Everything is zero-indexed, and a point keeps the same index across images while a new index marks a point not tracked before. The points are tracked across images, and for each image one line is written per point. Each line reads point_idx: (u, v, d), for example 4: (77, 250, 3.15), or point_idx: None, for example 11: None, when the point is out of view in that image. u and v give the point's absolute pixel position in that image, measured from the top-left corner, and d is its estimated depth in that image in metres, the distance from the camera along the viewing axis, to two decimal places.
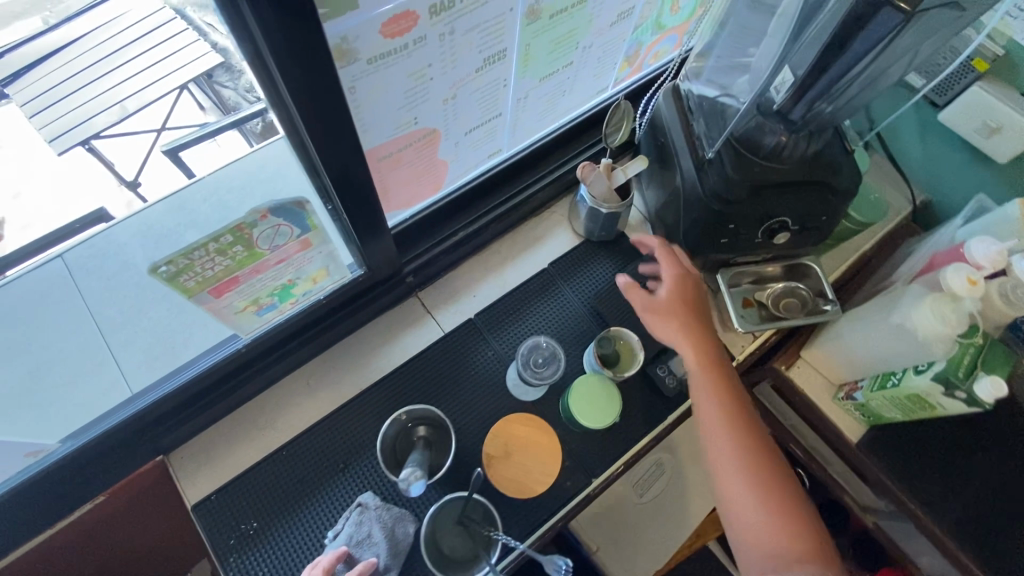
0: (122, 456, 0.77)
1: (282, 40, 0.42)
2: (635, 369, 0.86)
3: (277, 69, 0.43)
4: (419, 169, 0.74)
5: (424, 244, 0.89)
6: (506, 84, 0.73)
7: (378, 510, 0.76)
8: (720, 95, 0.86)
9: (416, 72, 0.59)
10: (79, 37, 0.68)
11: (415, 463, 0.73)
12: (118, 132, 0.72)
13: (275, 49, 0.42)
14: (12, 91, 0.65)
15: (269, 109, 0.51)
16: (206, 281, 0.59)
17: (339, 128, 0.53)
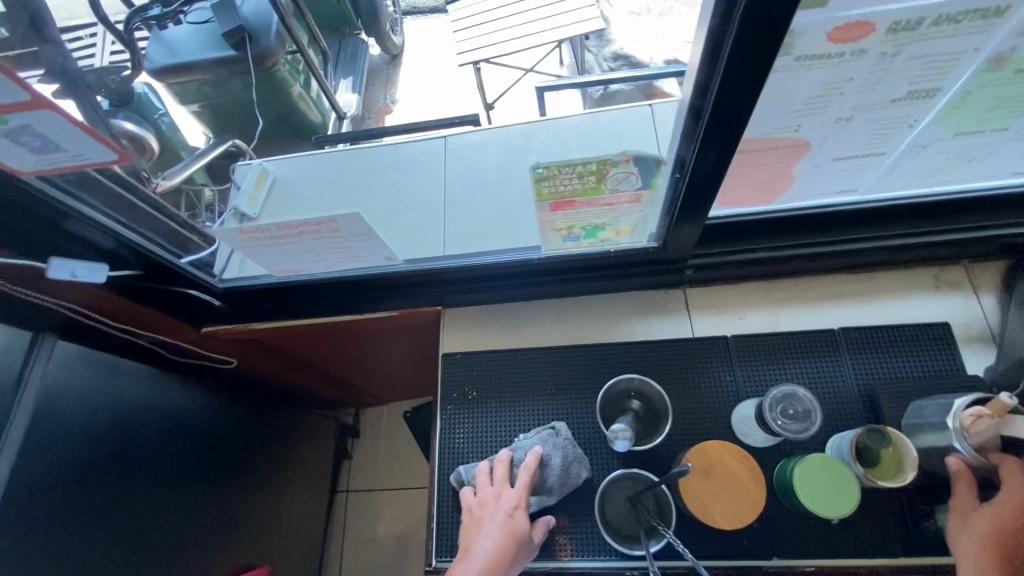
0: (421, 292, 1.00)
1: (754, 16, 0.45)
2: (897, 484, 0.71)
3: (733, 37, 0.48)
4: (766, 176, 0.74)
5: (721, 248, 0.89)
6: (912, 126, 0.66)
7: (564, 441, 0.83)
8: None
9: (832, 84, 0.58)
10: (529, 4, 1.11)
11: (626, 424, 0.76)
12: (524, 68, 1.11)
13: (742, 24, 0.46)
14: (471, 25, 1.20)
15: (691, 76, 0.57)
16: (556, 194, 0.70)
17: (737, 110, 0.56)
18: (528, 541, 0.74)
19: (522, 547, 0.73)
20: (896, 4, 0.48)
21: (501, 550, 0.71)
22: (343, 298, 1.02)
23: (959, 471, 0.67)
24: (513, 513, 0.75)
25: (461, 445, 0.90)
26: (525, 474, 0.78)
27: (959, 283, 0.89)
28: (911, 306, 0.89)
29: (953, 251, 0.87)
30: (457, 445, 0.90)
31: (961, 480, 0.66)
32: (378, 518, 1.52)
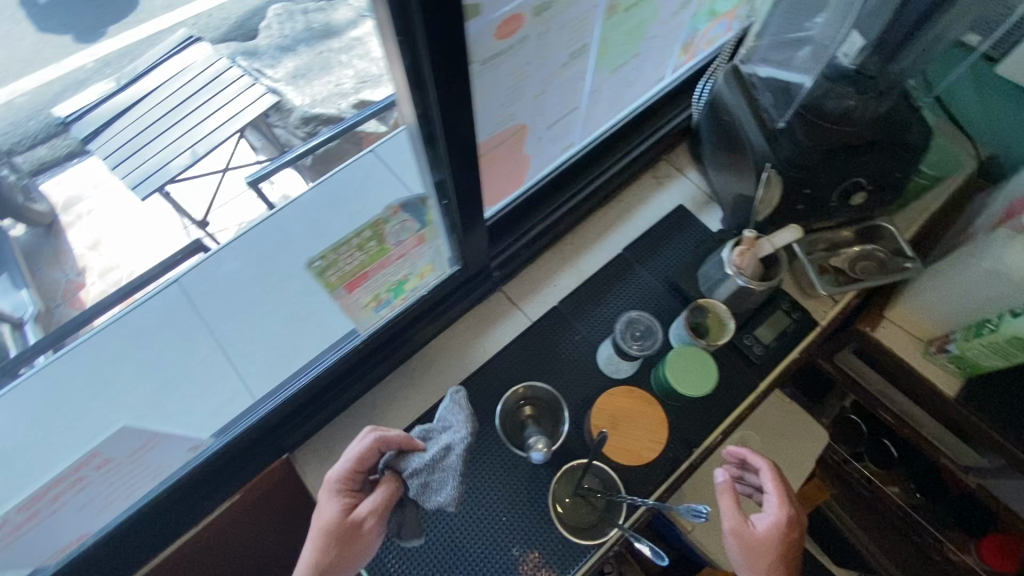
0: (255, 454, 0.83)
1: (439, 42, 0.48)
2: (729, 336, 0.87)
3: (426, 63, 0.49)
4: (510, 164, 0.81)
5: (509, 239, 0.95)
6: (585, 78, 0.78)
7: (437, 459, 0.65)
8: (782, 69, 0.89)
9: (519, 70, 0.65)
10: (154, 99, 1.02)
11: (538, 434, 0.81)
12: (187, 173, 1.04)
13: (433, 53, 0.48)
14: (101, 149, 0.99)
15: (407, 113, 0.57)
16: (345, 275, 0.65)
17: (463, 121, 0.59)
18: (356, 536, 0.64)
19: (348, 548, 0.63)
20: None
21: (311, 544, 0.63)
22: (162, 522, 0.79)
23: (725, 485, 0.75)
24: (329, 502, 0.66)
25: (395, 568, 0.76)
26: (358, 459, 0.66)
27: (671, 173, 1.11)
28: (655, 205, 1.08)
29: (655, 153, 1.08)
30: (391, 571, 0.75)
31: (728, 496, 0.74)
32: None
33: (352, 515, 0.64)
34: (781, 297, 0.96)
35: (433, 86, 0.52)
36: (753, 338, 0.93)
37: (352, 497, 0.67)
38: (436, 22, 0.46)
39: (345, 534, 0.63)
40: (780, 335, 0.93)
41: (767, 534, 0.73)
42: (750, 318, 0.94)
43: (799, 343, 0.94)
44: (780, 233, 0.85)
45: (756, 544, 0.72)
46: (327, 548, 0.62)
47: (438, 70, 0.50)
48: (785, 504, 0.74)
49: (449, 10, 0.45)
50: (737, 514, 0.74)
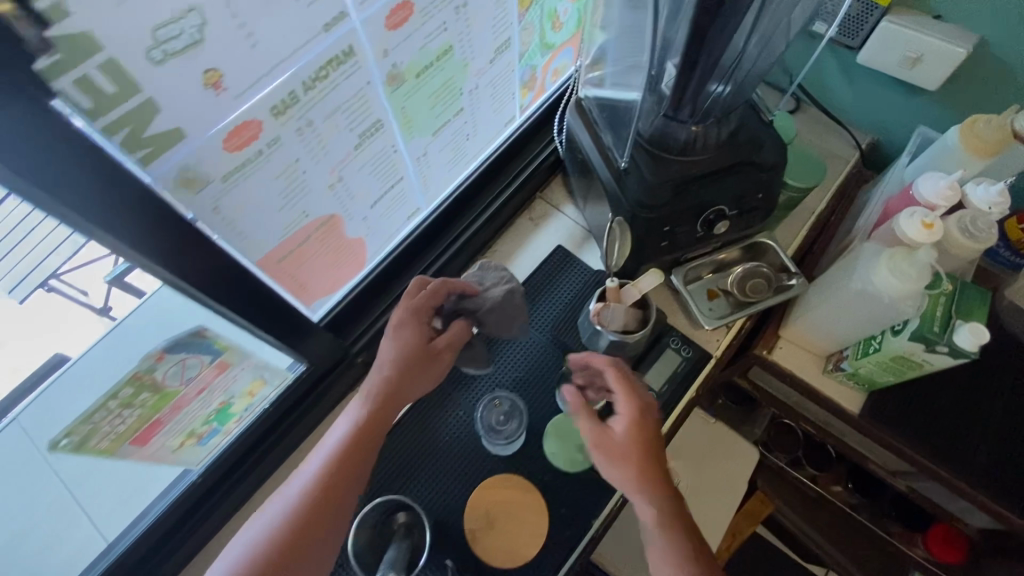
0: None
1: (92, 196, 0.39)
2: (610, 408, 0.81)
3: (84, 215, 0.40)
4: (332, 252, 0.73)
5: (367, 319, 0.86)
6: (396, 150, 0.70)
7: (498, 281, 0.82)
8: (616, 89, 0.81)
9: (286, 171, 0.57)
10: None
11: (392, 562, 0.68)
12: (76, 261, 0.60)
13: (92, 210, 0.40)
14: None
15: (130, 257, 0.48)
16: (123, 436, 0.58)
17: (203, 251, 0.50)
18: (419, 327, 0.70)
19: (427, 351, 0.70)
20: (251, 100, 0.48)
21: (331, 442, 0.62)
22: None
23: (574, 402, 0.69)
24: (367, 393, 0.65)
25: None
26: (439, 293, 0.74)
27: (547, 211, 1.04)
28: (533, 249, 1.01)
29: (526, 193, 1.01)
30: None
31: (580, 410, 0.68)
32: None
33: (422, 318, 0.71)
34: (669, 334, 0.91)
35: (124, 238, 0.43)
36: (644, 385, 0.87)
37: (425, 311, 0.72)
38: (76, 175, 0.38)
39: (404, 390, 0.66)
40: (670, 377, 0.88)
41: (629, 433, 0.65)
42: (638, 363, 0.89)
43: (694, 381, 0.88)
44: (644, 279, 0.79)
45: (626, 449, 0.64)
46: (364, 416, 0.63)
47: (115, 221, 0.42)
48: (633, 397, 0.67)
49: (79, 161, 0.38)
50: (594, 425, 0.67)
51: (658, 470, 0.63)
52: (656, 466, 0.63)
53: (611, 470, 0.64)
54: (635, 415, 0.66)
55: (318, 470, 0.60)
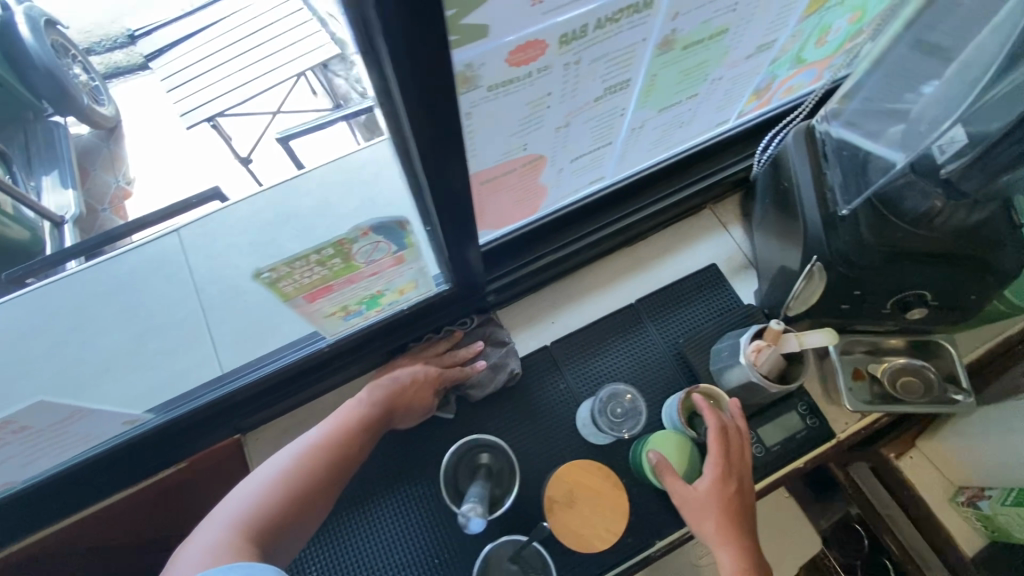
0: (205, 428, 0.82)
1: (415, 77, 0.42)
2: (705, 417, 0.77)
3: (390, 69, 0.39)
4: (521, 192, 0.72)
5: (513, 264, 0.86)
6: (623, 114, 0.68)
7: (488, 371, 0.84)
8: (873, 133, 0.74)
9: (535, 101, 0.56)
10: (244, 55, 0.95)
11: (476, 497, 0.68)
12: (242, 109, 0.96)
13: (406, 87, 0.42)
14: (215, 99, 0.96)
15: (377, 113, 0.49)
16: (304, 287, 0.59)
17: (451, 160, 0.53)
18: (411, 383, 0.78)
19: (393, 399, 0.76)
20: (554, 18, 0.47)
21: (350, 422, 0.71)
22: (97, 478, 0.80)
23: (663, 463, 0.69)
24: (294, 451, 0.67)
25: None
26: (445, 375, 0.81)
27: (498, 346, 0.87)
28: (687, 257, 0.97)
29: (700, 200, 0.97)
30: None
31: (667, 470, 0.69)
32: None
33: (418, 377, 0.79)
34: (800, 396, 0.85)
35: (413, 122, 0.46)
36: (755, 436, 0.82)
37: (427, 358, 0.84)
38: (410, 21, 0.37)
39: (369, 432, 0.72)
40: (787, 438, 0.83)
41: (738, 479, 0.67)
42: (759, 412, 0.83)
43: (803, 453, 0.83)
44: (811, 333, 0.72)
45: (730, 510, 0.65)
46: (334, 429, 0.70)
47: (417, 109, 0.44)
48: (737, 462, 0.69)
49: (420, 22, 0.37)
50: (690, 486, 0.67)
51: (749, 524, 0.65)
52: (746, 524, 0.65)
53: (702, 520, 0.65)
54: (739, 473, 0.68)
55: (254, 498, 0.62)
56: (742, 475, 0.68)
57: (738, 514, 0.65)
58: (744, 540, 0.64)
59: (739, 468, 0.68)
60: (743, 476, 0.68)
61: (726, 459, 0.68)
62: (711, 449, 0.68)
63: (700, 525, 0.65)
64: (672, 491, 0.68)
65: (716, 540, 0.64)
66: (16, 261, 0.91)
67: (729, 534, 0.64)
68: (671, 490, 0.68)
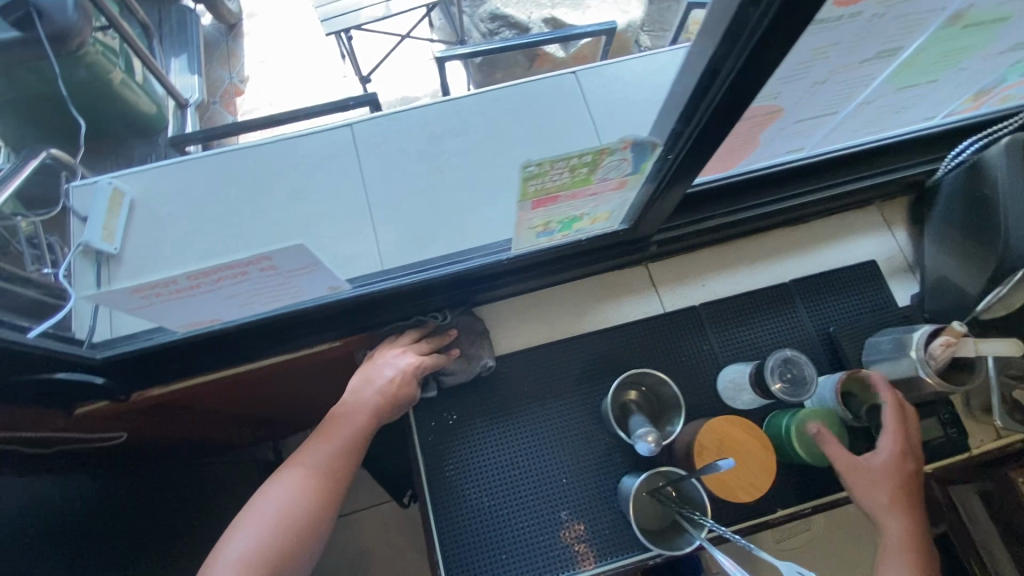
0: (368, 313, 0.87)
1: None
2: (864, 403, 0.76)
3: None
4: (739, 146, 0.72)
5: (685, 219, 0.87)
6: (869, 84, 0.67)
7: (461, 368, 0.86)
8: None
9: (822, 49, 0.56)
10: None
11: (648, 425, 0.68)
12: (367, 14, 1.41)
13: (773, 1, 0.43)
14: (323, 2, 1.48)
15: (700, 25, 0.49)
16: (543, 190, 0.61)
17: (738, 91, 0.54)
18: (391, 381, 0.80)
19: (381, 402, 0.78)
20: None
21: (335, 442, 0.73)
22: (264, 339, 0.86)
23: (826, 431, 0.71)
24: (297, 481, 0.68)
25: (449, 473, 0.83)
26: (417, 363, 0.82)
27: (471, 341, 0.89)
28: (845, 249, 0.96)
29: (870, 195, 0.96)
30: (446, 474, 0.83)
31: (833, 440, 0.70)
32: (346, 549, 1.42)
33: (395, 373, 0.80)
34: (942, 405, 0.85)
35: (746, 49, 0.47)
36: None
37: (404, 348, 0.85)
38: None
39: (355, 448, 0.74)
40: (923, 443, 0.83)
41: (909, 459, 0.69)
42: None
43: (934, 459, 0.83)
44: (992, 342, 0.69)
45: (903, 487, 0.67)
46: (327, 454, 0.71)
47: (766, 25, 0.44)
48: (907, 442, 0.70)
49: None
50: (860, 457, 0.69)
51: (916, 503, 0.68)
52: (914, 502, 0.68)
53: (873, 491, 0.67)
54: (910, 454, 0.70)
55: (262, 536, 0.62)
56: (911, 456, 0.70)
57: (910, 490, 0.67)
58: (914, 516, 0.66)
59: (909, 448, 0.70)
60: (912, 457, 0.70)
61: (900, 436, 0.70)
62: (887, 423, 0.70)
63: (873, 496, 0.67)
64: (841, 461, 0.69)
65: (893, 511, 0.66)
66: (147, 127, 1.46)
67: (902, 506, 0.66)
68: (839, 461, 0.69)
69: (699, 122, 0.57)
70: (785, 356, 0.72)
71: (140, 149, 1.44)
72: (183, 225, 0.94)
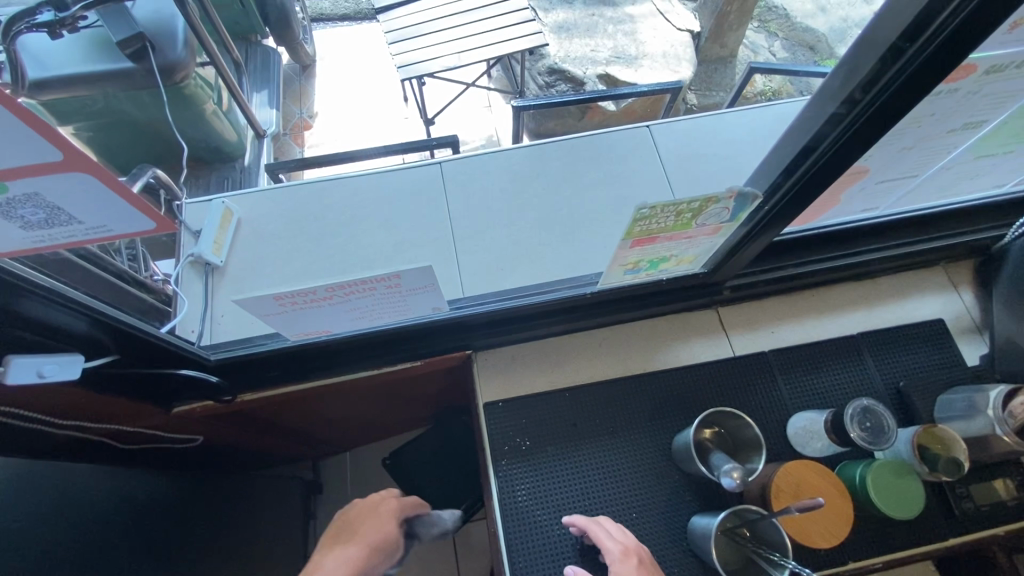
0: (451, 337, 0.93)
1: (907, 70, 0.48)
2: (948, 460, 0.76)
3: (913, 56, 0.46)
4: (823, 200, 0.77)
5: (758, 266, 0.91)
6: (952, 151, 0.72)
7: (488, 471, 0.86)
8: None
9: (922, 117, 0.61)
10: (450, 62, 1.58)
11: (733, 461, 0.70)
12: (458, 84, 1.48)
13: (892, 78, 0.49)
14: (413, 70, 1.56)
15: (816, 93, 0.55)
16: (648, 231, 0.67)
17: (841, 154, 0.59)
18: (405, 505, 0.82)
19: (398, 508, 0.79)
20: (1008, 48, 0.52)
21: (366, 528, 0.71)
22: (350, 355, 0.91)
23: None
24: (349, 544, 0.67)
25: (523, 501, 0.85)
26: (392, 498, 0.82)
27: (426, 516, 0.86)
28: (912, 306, 0.98)
29: (936, 255, 1.00)
30: (520, 502, 0.85)
31: None
32: None
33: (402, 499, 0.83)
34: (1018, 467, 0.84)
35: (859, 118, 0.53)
36: (966, 491, 0.83)
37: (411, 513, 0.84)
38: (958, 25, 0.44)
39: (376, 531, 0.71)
40: (999, 504, 0.82)
41: None
42: (973, 471, 0.84)
43: (1012, 522, 0.82)
44: None
45: None
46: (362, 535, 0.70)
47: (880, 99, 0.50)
48: None
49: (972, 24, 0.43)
50: None
51: None
52: None
53: None
54: None
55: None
56: None
57: None
58: None
59: None
60: None
61: None
62: None
63: None
64: None
65: None
66: (229, 151, 1.53)
67: None
68: None
69: (802, 176, 0.62)
70: (862, 405, 0.75)
71: (224, 172, 1.55)
72: (284, 244, 1.02)
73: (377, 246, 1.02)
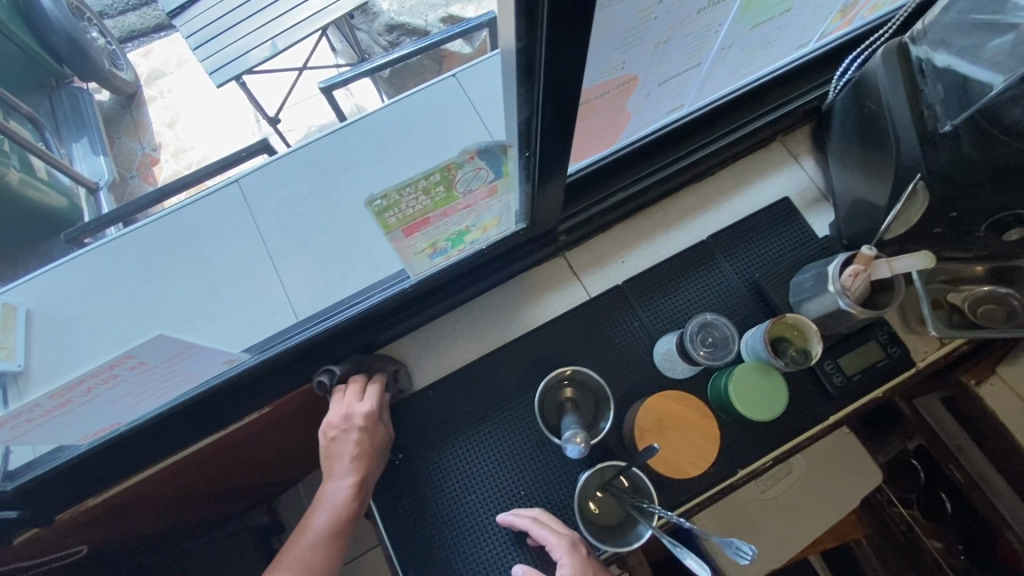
0: (290, 373, 0.85)
1: None
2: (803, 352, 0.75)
3: None
4: (606, 120, 0.69)
5: (584, 201, 0.85)
6: (719, 30, 0.65)
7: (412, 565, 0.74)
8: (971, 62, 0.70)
9: (646, 10, 0.53)
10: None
11: (575, 426, 0.68)
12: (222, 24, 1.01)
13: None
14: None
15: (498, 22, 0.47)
16: (405, 219, 0.59)
17: (564, 79, 0.51)
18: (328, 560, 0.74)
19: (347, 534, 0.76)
20: None
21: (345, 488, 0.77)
22: (187, 426, 0.83)
23: None
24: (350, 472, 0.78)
25: (407, 514, 0.80)
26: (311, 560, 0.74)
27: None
28: (757, 191, 0.94)
29: (768, 133, 0.95)
30: (405, 516, 0.80)
31: None
32: None
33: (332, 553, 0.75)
34: (880, 326, 0.84)
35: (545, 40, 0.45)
36: (835, 365, 0.82)
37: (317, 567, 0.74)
38: None
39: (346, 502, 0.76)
40: (868, 368, 0.82)
41: None
42: (837, 343, 0.83)
43: (884, 382, 0.82)
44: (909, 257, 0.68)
45: None
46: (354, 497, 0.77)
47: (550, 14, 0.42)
48: None
49: None
50: None
51: None
52: None
53: None
54: None
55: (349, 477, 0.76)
56: None
57: None
58: None
59: None
60: None
61: None
62: None
63: None
64: None
65: None
66: None
67: None
68: None
69: (540, 114, 0.54)
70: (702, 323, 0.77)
71: None
72: None
73: (188, 296, 0.91)
